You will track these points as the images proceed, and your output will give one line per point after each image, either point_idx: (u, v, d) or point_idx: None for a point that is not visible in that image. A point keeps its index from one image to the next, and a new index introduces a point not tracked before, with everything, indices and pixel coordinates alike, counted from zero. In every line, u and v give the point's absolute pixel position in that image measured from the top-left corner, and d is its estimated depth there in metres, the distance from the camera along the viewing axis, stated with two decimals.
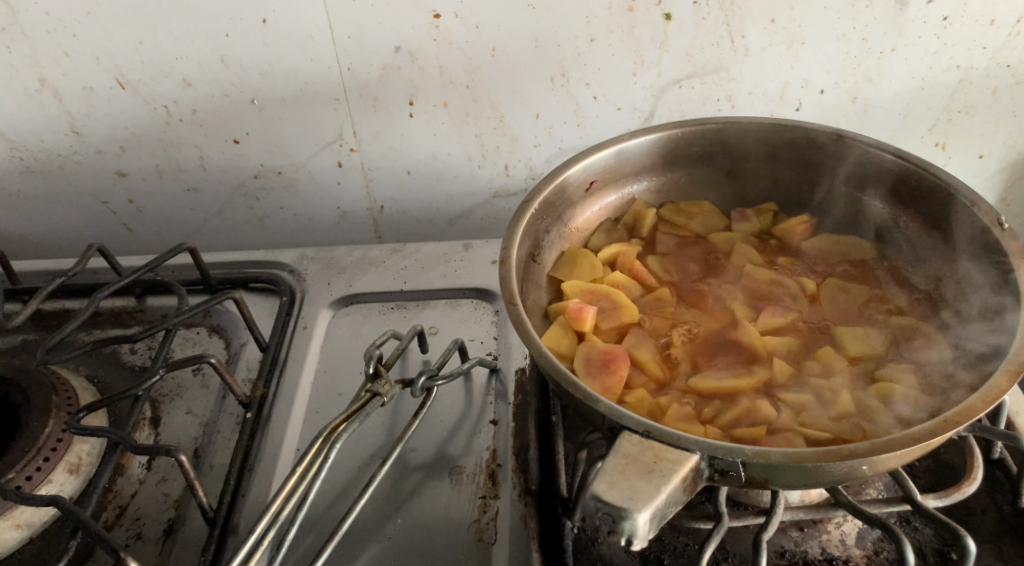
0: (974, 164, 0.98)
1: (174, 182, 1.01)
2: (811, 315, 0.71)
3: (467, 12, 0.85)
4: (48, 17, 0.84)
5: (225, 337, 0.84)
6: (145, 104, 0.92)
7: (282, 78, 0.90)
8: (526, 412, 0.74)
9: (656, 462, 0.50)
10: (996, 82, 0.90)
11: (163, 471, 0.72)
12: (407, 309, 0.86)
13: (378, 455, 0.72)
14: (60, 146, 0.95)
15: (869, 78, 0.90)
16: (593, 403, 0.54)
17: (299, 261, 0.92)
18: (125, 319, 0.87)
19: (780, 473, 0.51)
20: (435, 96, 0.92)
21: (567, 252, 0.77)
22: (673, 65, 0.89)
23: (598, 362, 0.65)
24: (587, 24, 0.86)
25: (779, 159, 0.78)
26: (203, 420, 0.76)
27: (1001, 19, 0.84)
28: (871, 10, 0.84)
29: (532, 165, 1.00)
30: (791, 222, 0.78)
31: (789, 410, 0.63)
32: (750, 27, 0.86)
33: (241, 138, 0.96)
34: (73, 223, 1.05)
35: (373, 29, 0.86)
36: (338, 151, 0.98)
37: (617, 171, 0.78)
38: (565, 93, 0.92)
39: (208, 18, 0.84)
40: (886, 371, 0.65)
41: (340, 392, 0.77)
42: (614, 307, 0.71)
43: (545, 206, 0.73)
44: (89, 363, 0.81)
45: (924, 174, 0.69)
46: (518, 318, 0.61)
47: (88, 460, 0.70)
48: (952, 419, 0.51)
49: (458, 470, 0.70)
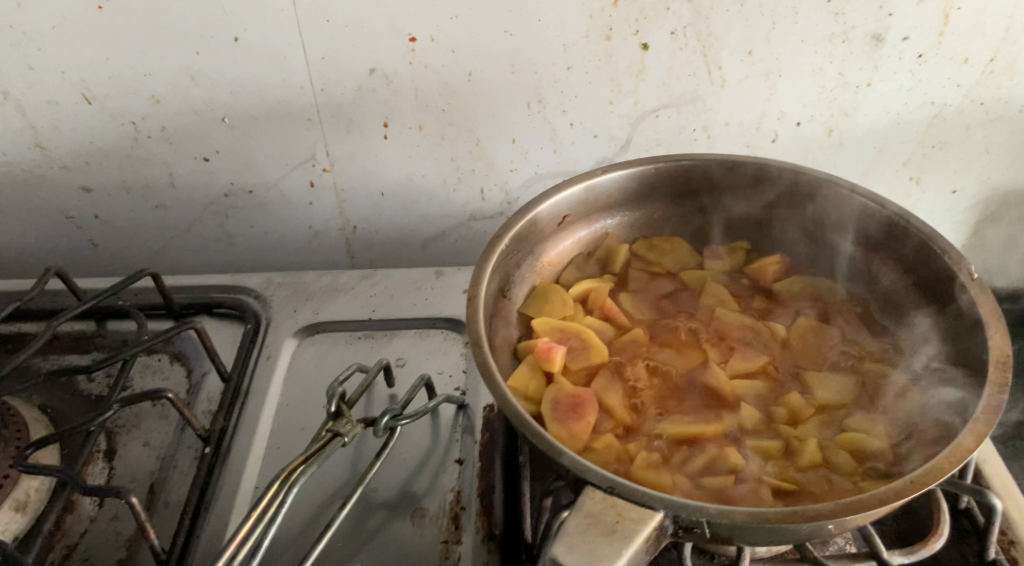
0: (948, 199, 0.99)
1: (141, 199, 0.98)
2: (783, 358, 0.70)
3: (443, 36, 0.83)
4: (11, 29, 0.81)
5: (186, 366, 0.82)
6: (112, 120, 0.90)
7: (253, 95, 0.88)
8: (492, 452, 0.72)
9: (618, 522, 0.49)
10: (970, 119, 0.90)
11: (115, 508, 0.69)
12: (374, 340, 0.84)
13: (340, 493, 0.70)
14: (24, 161, 0.93)
15: (845, 111, 0.90)
16: (557, 455, 0.52)
17: (266, 286, 0.90)
18: (84, 345, 0.85)
19: (745, 532, 0.49)
20: (411, 118, 0.91)
21: (538, 287, 0.75)
22: (650, 95, 0.89)
23: (566, 406, 0.64)
24: (564, 51, 0.85)
25: (750, 197, 0.77)
26: (160, 453, 0.74)
27: (975, 58, 0.85)
28: (847, 45, 0.84)
29: (508, 190, 0.99)
30: (764, 261, 0.77)
31: (757, 457, 0.62)
32: (728, 58, 0.85)
33: (210, 156, 0.94)
34: (35, 238, 1.02)
35: (347, 50, 0.84)
36: (310, 171, 0.96)
37: (589, 206, 0.76)
38: (541, 119, 0.91)
39: (177, 34, 0.82)
40: (854, 419, 0.64)
41: (303, 426, 0.75)
42: (583, 347, 0.69)
43: (516, 241, 0.72)
44: (43, 391, 0.78)
45: (896, 219, 0.68)
46: (483, 361, 0.59)
47: (37, 497, 0.67)
48: (918, 479, 0.50)
49: (421, 511, 0.68)
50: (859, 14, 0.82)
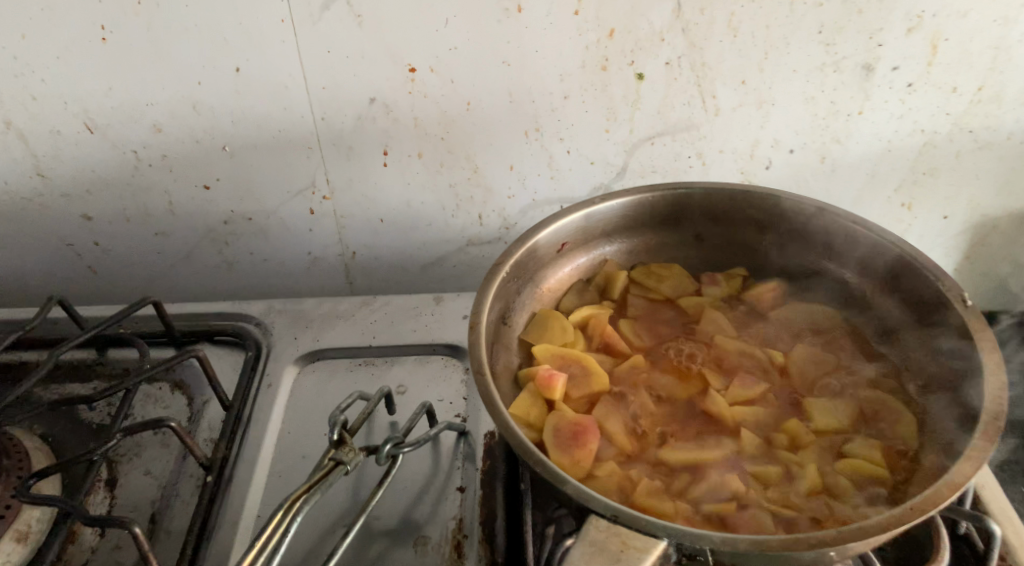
0: (939, 224, 1.00)
1: (141, 226, 0.99)
2: (782, 384, 0.71)
3: (443, 66, 0.85)
4: (15, 61, 0.82)
5: (188, 394, 0.82)
6: (113, 149, 0.91)
7: (254, 124, 0.89)
8: (493, 479, 0.72)
9: (623, 550, 0.50)
10: (959, 147, 0.92)
11: (117, 538, 0.69)
12: (375, 367, 0.84)
13: (342, 522, 0.70)
14: (25, 189, 0.94)
15: (838, 139, 0.92)
16: (561, 483, 0.53)
17: (266, 313, 0.91)
18: (85, 373, 0.85)
19: (748, 560, 0.50)
20: (410, 146, 0.92)
21: (538, 314, 0.76)
22: (646, 123, 0.90)
23: (568, 434, 0.64)
24: (561, 81, 0.87)
25: (747, 224, 0.78)
26: (162, 482, 0.74)
27: (963, 87, 0.87)
28: (838, 74, 0.86)
29: (505, 216, 1.00)
30: (760, 288, 0.78)
31: (758, 484, 0.62)
32: (721, 88, 0.87)
33: (211, 183, 0.95)
34: (35, 265, 1.02)
35: (347, 80, 0.86)
36: (310, 199, 0.97)
37: (588, 233, 0.78)
38: (539, 147, 0.92)
39: (180, 65, 0.84)
40: (853, 445, 0.65)
41: (305, 454, 0.76)
42: (584, 374, 0.70)
43: (516, 268, 0.73)
44: (44, 420, 0.78)
45: (890, 248, 0.70)
46: (486, 389, 0.60)
47: (38, 527, 0.67)
48: (918, 506, 0.51)
49: (423, 539, 0.68)
50: (849, 44, 0.84)
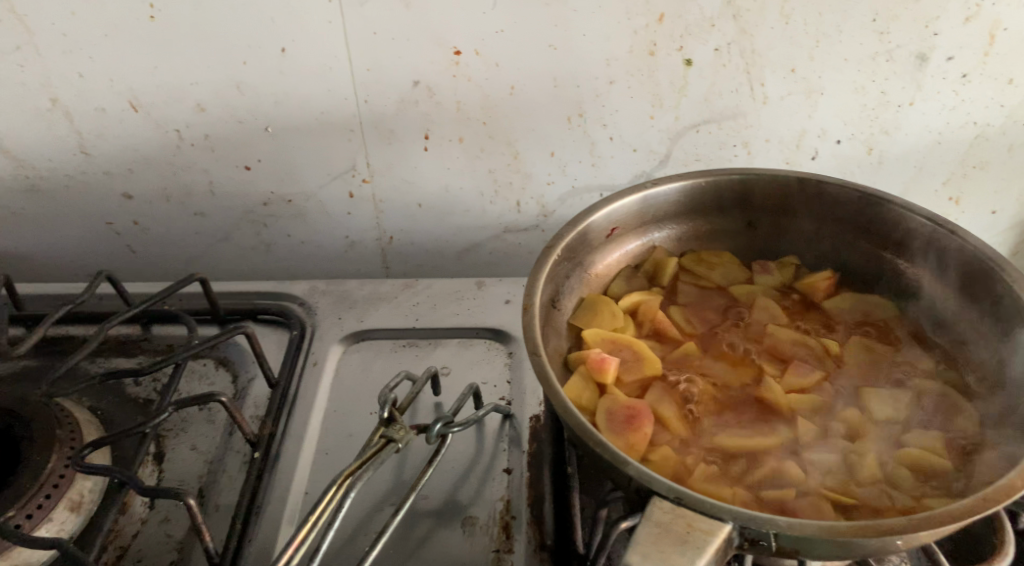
0: (986, 219, 0.99)
1: (181, 206, 0.99)
2: (836, 374, 0.70)
3: (488, 49, 0.84)
4: (64, 38, 0.83)
5: (232, 371, 0.83)
6: (157, 128, 0.91)
7: (298, 105, 0.89)
8: (540, 462, 0.72)
9: (689, 532, 0.49)
10: (1011, 140, 0.91)
11: (166, 510, 0.70)
12: (418, 348, 0.84)
13: (389, 500, 0.70)
14: (68, 167, 0.94)
15: (885, 130, 0.91)
16: (622, 464, 0.52)
17: (310, 294, 0.91)
18: (130, 348, 0.85)
19: (814, 545, 0.49)
20: (451, 131, 0.92)
21: (587, 299, 0.75)
22: (691, 110, 0.89)
23: (621, 418, 0.64)
24: (607, 66, 0.86)
25: (800, 212, 0.77)
26: (208, 457, 0.74)
27: (1019, 79, 0.85)
28: (890, 64, 0.85)
29: (544, 203, 1.00)
30: (814, 277, 0.77)
31: (815, 472, 0.62)
32: (770, 76, 0.86)
33: (252, 164, 0.95)
34: (75, 243, 1.03)
35: (392, 61, 0.85)
36: (350, 181, 0.97)
37: (639, 218, 0.77)
38: (581, 132, 0.92)
39: (226, 44, 0.84)
40: (911, 435, 0.64)
41: (351, 433, 0.76)
42: (635, 358, 0.70)
43: (567, 251, 0.72)
44: (92, 394, 0.79)
45: (949, 236, 0.69)
46: (542, 369, 0.60)
47: (91, 497, 0.68)
48: (991, 496, 0.50)
49: (471, 520, 0.68)
50: (902, 33, 0.82)
